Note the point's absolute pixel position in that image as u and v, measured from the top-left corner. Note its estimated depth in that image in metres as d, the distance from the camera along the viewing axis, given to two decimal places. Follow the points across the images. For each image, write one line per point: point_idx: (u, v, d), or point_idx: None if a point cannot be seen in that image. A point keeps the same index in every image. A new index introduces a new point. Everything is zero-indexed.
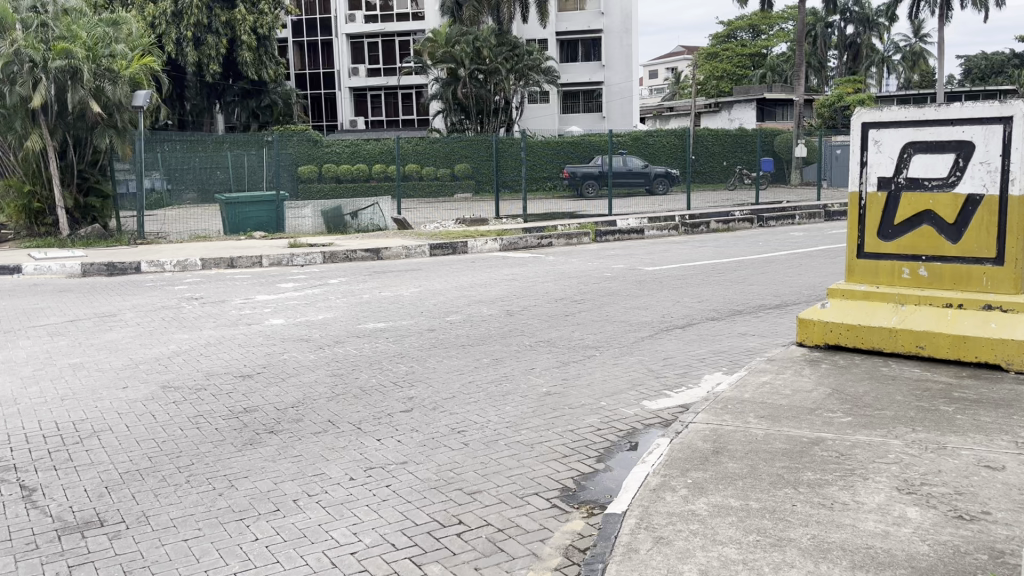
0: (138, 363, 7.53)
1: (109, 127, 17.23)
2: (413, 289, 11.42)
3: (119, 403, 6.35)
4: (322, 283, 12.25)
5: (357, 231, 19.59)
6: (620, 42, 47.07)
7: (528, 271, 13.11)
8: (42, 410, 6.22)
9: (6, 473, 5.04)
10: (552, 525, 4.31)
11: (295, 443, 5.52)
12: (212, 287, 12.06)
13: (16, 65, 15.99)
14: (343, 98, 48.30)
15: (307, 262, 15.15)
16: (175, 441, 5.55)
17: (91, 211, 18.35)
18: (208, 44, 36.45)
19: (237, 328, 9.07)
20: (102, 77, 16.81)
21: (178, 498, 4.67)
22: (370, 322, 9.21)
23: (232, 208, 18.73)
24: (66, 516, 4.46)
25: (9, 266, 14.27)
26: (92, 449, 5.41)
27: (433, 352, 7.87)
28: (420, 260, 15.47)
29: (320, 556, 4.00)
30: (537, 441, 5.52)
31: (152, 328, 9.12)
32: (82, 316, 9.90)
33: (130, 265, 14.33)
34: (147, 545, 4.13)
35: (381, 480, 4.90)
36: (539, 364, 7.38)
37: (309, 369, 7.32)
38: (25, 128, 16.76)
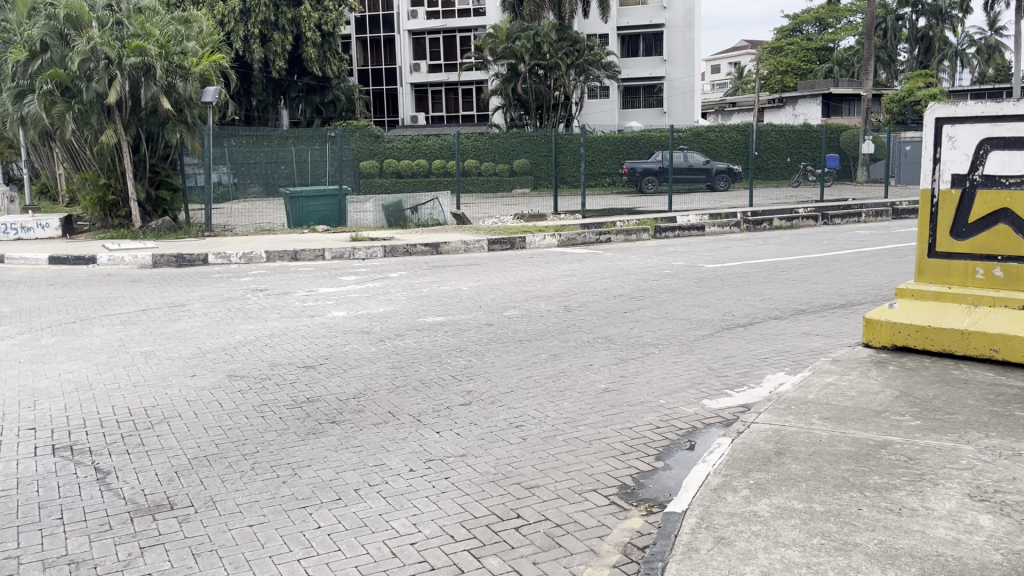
0: (205, 352, 7.74)
1: (179, 122, 17.74)
2: (472, 284, 11.50)
3: (188, 391, 6.54)
4: (383, 277, 12.39)
5: (416, 225, 19.80)
6: (683, 36, 46.56)
7: (587, 266, 13.06)
8: (115, 395, 6.45)
9: (81, 456, 5.23)
10: (610, 522, 4.29)
11: (357, 433, 5.61)
12: (276, 279, 12.33)
13: (92, 62, 16.52)
14: (405, 94, 48.65)
15: (369, 256, 15.36)
16: (241, 429, 5.69)
17: (162, 203, 19.03)
18: (274, 41, 37.14)
19: (300, 320, 9.24)
20: (174, 74, 17.28)
21: (244, 484, 4.79)
22: (429, 316, 9.29)
23: (296, 202, 19.08)
24: (138, 498, 4.61)
25: (85, 257, 14.82)
26: (162, 434, 5.58)
27: (491, 346, 7.91)
28: (478, 255, 15.55)
29: (381, 545, 4.06)
30: (596, 437, 5.50)
31: (219, 318, 9.35)
32: (153, 305, 10.21)
33: (198, 257, 14.71)
34: (214, 529, 4.24)
35: (441, 472, 4.95)
36: (597, 360, 7.36)
37: (370, 361, 7.42)
38: (101, 123, 17.21)
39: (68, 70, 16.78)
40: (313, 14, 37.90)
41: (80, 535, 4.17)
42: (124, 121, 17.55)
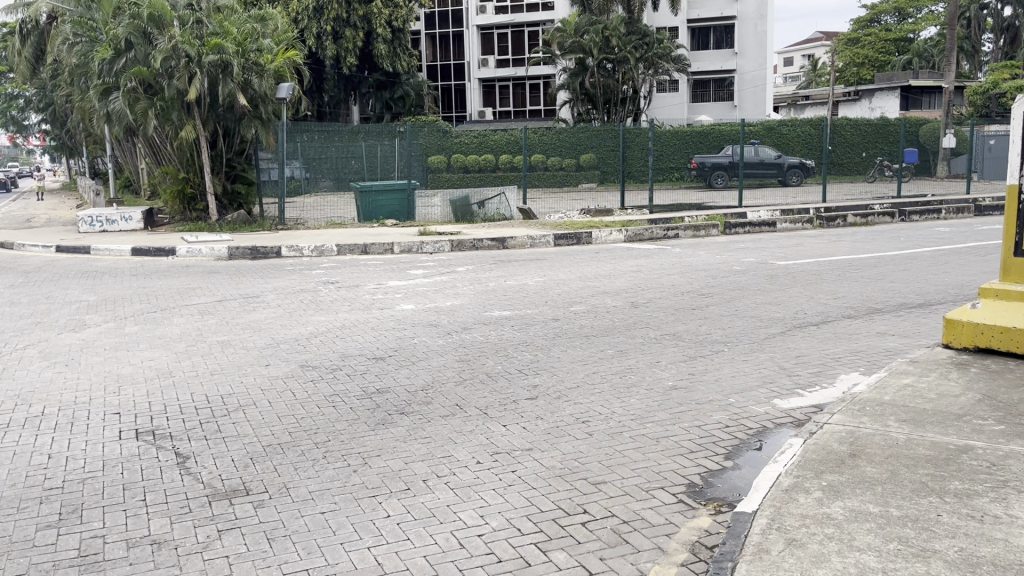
0: (278, 343, 7.92)
1: (254, 118, 18.11)
2: (538, 279, 11.51)
3: (262, 379, 6.73)
4: (450, 271, 12.50)
5: (483, 220, 19.94)
6: (755, 28, 45.65)
7: (654, 262, 12.94)
8: (195, 382, 6.67)
9: (162, 440, 5.42)
10: (677, 520, 4.25)
11: (425, 425, 5.68)
12: (346, 272, 12.54)
13: (174, 60, 17.10)
14: (473, 89, 48.89)
15: (436, 250, 15.51)
16: (313, 418, 5.82)
17: (237, 197, 19.57)
18: (345, 37, 37.74)
19: (369, 312, 9.39)
20: (250, 71, 17.69)
21: (316, 472, 4.90)
22: (496, 310, 9.35)
23: (367, 196, 19.49)
24: (216, 483, 4.76)
25: (165, 248, 15.34)
26: (238, 421, 5.75)
27: (557, 341, 7.91)
28: (545, 250, 15.55)
29: (448, 536, 4.10)
30: (664, 435, 5.46)
31: (292, 310, 9.58)
32: (229, 296, 10.50)
33: (271, 250, 15.07)
34: (287, 515, 4.35)
35: (508, 465, 4.97)
36: (665, 357, 7.29)
37: (438, 354, 7.50)
38: (182, 119, 17.81)
39: (151, 68, 17.39)
40: (384, 11, 38.37)
41: (161, 517, 4.33)
42: (203, 117, 18.07)
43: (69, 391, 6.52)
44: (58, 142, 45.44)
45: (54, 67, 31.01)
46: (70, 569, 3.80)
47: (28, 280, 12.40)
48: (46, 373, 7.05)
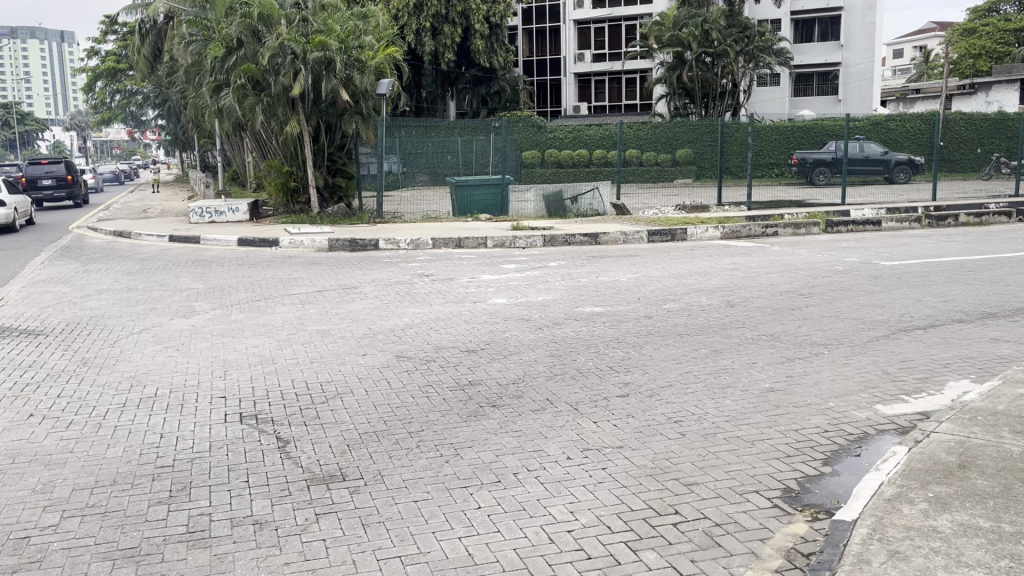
0: (375, 333, 8.11)
1: (355, 113, 18.61)
2: (631, 275, 11.40)
3: (360, 368, 6.92)
4: (543, 266, 12.50)
5: (576, 215, 19.84)
6: (863, 19, 44.12)
7: (751, 260, 12.65)
8: (295, 369, 6.92)
9: (265, 424, 5.64)
10: (772, 525, 4.15)
11: (516, 418, 5.72)
12: (441, 266, 12.72)
13: (281, 57, 17.65)
14: (568, 84, 48.83)
15: (528, 245, 15.54)
16: (407, 408, 5.94)
17: (337, 190, 20.22)
18: (444, 33, 38.19)
19: (463, 305, 9.50)
20: (353, 67, 18.11)
21: (410, 461, 5.00)
22: (588, 306, 9.32)
23: (462, 190, 19.47)
24: (314, 468, 4.91)
25: (269, 239, 15.90)
26: (336, 409, 5.93)
27: (650, 339, 7.83)
28: (637, 246, 15.38)
29: (538, 531, 4.12)
30: (759, 438, 5.34)
31: (388, 301, 9.78)
32: (328, 287, 10.82)
33: (369, 242, 15.41)
34: (382, 502, 4.46)
35: (598, 462, 4.95)
36: (762, 358, 7.12)
37: (529, 348, 7.53)
38: (287, 115, 18.40)
39: (259, 66, 18.06)
40: (482, 6, 38.72)
41: (263, 498, 4.51)
42: (306, 112, 18.63)
43: (179, 373, 6.86)
44: (171, 137, 47.69)
45: (171, 65, 32.51)
46: (179, 544, 4.00)
47: (143, 268, 13.06)
48: (159, 356, 7.42)
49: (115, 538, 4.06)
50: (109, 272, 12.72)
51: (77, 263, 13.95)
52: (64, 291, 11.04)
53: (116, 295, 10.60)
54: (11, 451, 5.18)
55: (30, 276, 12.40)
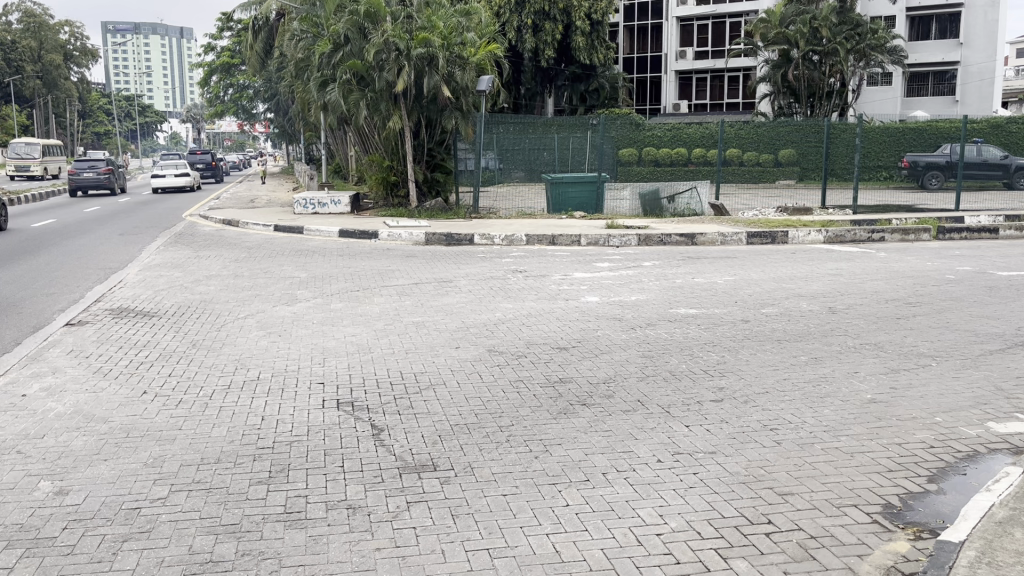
0: (468, 327, 8.20)
1: (455, 109, 18.80)
2: (728, 278, 11.17)
3: (452, 361, 7.01)
4: (637, 265, 12.41)
5: (673, 214, 19.64)
6: (985, 17, 41.82)
7: (856, 266, 12.21)
8: (391, 359, 7.07)
9: (361, 412, 5.78)
10: (871, 542, 3.99)
11: (606, 418, 5.69)
12: (534, 262, 12.77)
13: (385, 53, 17.98)
14: (669, 82, 48.05)
15: (623, 244, 15.40)
16: (498, 402, 5.98)
17: (436, 185, 20.47)
18: (545, 30, 38.29)
19: (555, 302, 9.51)
20: (454, 63, 18.33)
21: (500, 455, 5.04)
22: (683, 308, 9.17)
23: (558, 188, 19.52)
24: (406, 457, 5.01)
25: (369, 231, 16.29)
26: (429, 400, 6.02)
27: (746, 344, 7.65)
28: (736, 247, 15.09)
29: (626, 532, 4.09)
30: (859, 450, 5.15)
31: (482, 295, 9.88)
32: (424, 280, 10.99)
33: (465, 237, 15.54)
34: (471, 494, 4.51)
35: (689, 467, 4.88)
36: (864, 368, 6.86)
37: (621, 348, 7.48)
38: (389, 110, 18.79)
39: (365, 62, 18.45)
40: (584, 3, 38.66)
41: (356, 484, 4.62)
42: (408, 108, 18.96)
43: (281, 359, 7.11)
44: (280, 130, 49.43)
45: (281, 61, 33.73)
46: (277, 523, 4.15)
47: (250, 256, 13.59)
48: (262, 341, 7.71)
49: (218, 514, 4.23)
50: (219, 258, 13.32)
51: (189, 249, 14.63)
52: (177, 275, 11.60)
53: (225, 281, 11.07)
54: (127, 426, 5.48)
55: (148, 260, 13.09)
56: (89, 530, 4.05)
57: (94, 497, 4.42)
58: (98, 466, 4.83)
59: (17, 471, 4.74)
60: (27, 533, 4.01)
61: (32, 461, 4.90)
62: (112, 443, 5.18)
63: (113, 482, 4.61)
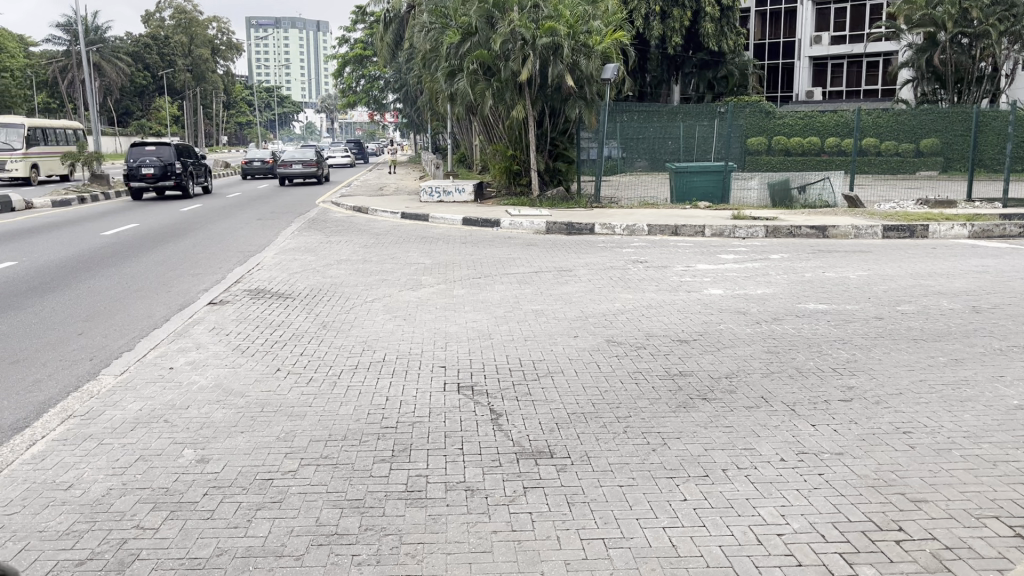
0: (588, 317, 8.19)
1: (579, 98, 18.63)
2: (861, 273, 10.68)
3: (571, 349, 7.02)
4: (763, 258, 12.05)
5: (804, 205, 18.97)
6: None
7: (1004, 264, 11.39)
8: (510, 346, 7.14)
9: (480, 395, 5.89)
10: (1013, 556, 3.74)
11: (728, 414, 5.57)
12: (657, 253, 12.59)
13: (511, 43, 18.09)
14: (802, 68, 46.29)
15: (749, 236, 14.99)
16: (616, 393, 5.96)
17: (558, 174, 20.39)
18: (673, 17, 37.54)
19: (676, 294, 9.36)
20: (580, 52, 18.23)
21: (616, 445, 5.02)
22: (811, 303, 8.84)
23: (681, 176, 19.18)
24: (523, 442, 5.07)
25: (491, 220, 16.49)
26: (546, 387, 6.07)
27: (879, 342, 7.30)
28: (871, 242, 14.40)
29: (745, 530, 4.00)
30: (1003, 459, 4.83)
31: (602, 286, 9.83)
32: (545, 269, 11.04)
33: (585, 226, 15.49)
34: (587, 483, 4.51)
35: (814, 467, 4.71)
36: (1010, 372, 6.41)
37: (744, 343, 7.29)
38: (513, 99, 18.88)
39: (491, 51, 18.57)
40: None
41: (475, 467, 4.70)
42: (532, 97, 18.99)
43: (406, 342, 7.31)
44: (408, 120, 50.59)
45: (410, 53, 34.70)
46: (398, 501, 4.28)
47: (378, 242, 14.02)
48: (388, 324, 7.96)
49: (344, 489, 4.41)
50: (348, 243, 13.81)
51: (321, 234, 15.28)
52: (309, 259, 12.10)
53: (354, 265, 11.47)
54: (261, 401, 5.78)
55: (283, 244, 13.76)
56: (227, 496, 4.31)
57: (232, 466, 4.69)
58: (236, 437, 5.12)
59: (165, 438, 5.09)
60: (173, 497, 4.30)
61: (177, 430, 5.25)
62: (249, 417, 5.48)
63: (249, 453, 4.88)
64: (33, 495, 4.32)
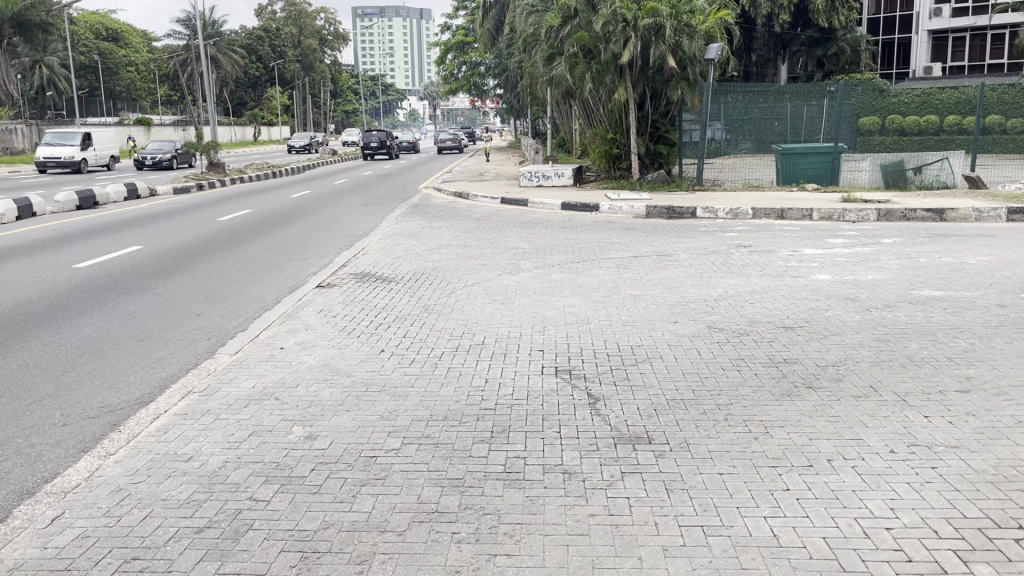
0: (688, 302, 8.07)
1: (682, 80, 18.16)
2: (981, 258, 10.11)
3: (670, 335, 6.95)
4: (874, 242, 11.57)
5: (919, 187, 18.08)
6: None
7: None
8: (608, 331, 7.12)
9: (578, 380, 5.91)
10: None
11: (835, 403, 5.40)
12: (761, 237, 12.29)
13: (612, 25, 17.77)
14: (920, 43, 44.00)
15: (860, 219, 14.42)
16: (717, 379, 5.88)
17: (658, 157, 20.15)
18: None
19: (781, 279, 9.10)
20: (682, 32, 17.78)
21: (716, 433, 4.95)
22: (925, 289, 8.43)
23: (787, 159, 18.58)
24: (621, 428, 5.06)
25: (590, 205, 16.43)
26: (645, 372, 6.04)
27: (1001, 331, 6.90)
28: (991, 225, 13.61)
29: (852, 523, 3.88)
30: None
31: (703, 270, 9.68)
32: (644, 253, 10.92)
33: (687, 210, 15.27)
34: (687, 470, 4.47)
35: (928, 461, 4.52)
36: None
37: (854, 330, 7.04)
38: (614, 83, 18.51)
39: (592, 34, 18.47)
40: None
41: (573, 450, 4.73)
42: (634, 79, 18.56)
43: (504, 325, 7.40)
44: (509, 105, 50.68)
45: (510, 38, 34.76)
46: (497, 481, 4.36)
47: (478, 227, 14.19)
48: (488, 308, 8.06)
49: (444, 467, 4.52)
50: (450, 228, 14.05)
51: (424, 219, 15.58)
52: (412, 243, 12.37)
53: (455, 250, 11.66)
54: (366, 380, 5.98)
55: (387, 229, 14.14)
56: (332, 473, 4.48)
57: (337, 443, 4.86)
58: (341, 415, 5.30)
59: (275, 415, 5.32)
60: (282, 471, 4.50)
61: (287, 407, 5.48)
62: (353, 396, 5.67)
63: (353, 431, 5.05)
64: (157, 466, 4.60)
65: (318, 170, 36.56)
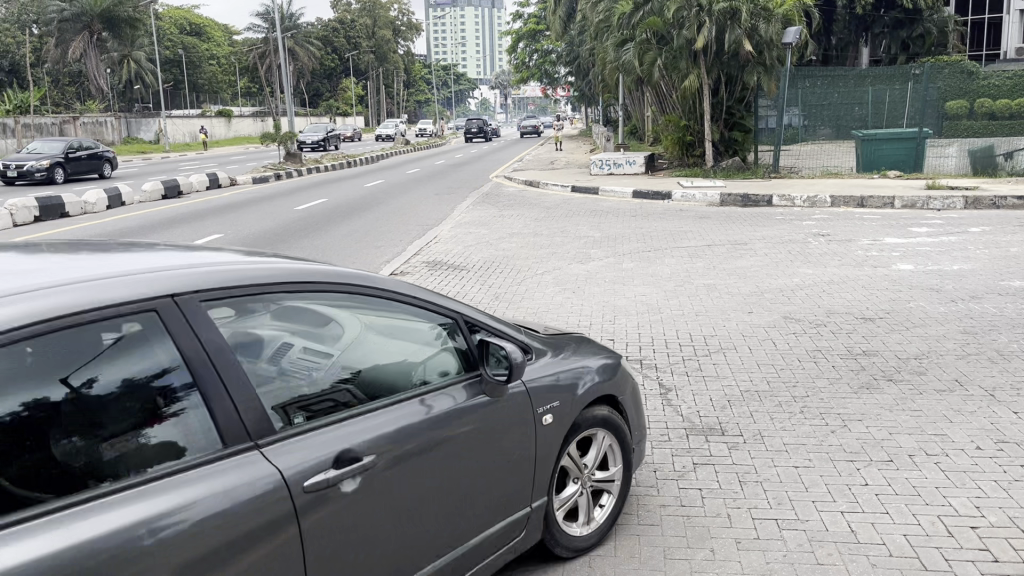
0: (763, 292, 7.93)
1: (758, 65, 17.73)
2: None
3: (745, 326, 6.83)
4: (961, 231, 11.14)
5: (1011, 172, 17.28)
6: None
7: None
8: (681, 321, 7.05)
9: (650, 369, 5.88)
10: None
11: (916, 397, 5.23)
12: (840, 225, 11.98)
13: (686, 10, 17.56)
14: (1012, 23, 42.10)
15: (946, 207, 13.90)
16: (792, 371, 5.76)
17: (733, 144, 19.78)
18: None
19: (862, 270, 8.84)
20: (759, 16, 17.43)
21: (792, 425, 4.85)
22: (1015, 280, 8.09)
23: (869, 145, 18.01)
24: (693, 418, 5.01)
25: (662, 193, 16.26)
26: (719, 363, 5.96)
27: None
28: None
29: (934, 520, 3.76)
30: None
31: (779, 260, 9.48)
32: (718, 242, 10.74)
33: (763, 198, 14.94)
34: (761, 462, 4.40)
35: (1016, 458, 4.35)
36: None
37: (937, 322, 6.80)
38: (688, 67, 18.18)
39: (664, 19, 18.20)
40: None
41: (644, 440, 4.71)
42: (708, 66, 18.21)
43: (575, 314, 7.39)
44: (580, 93, 50.39)
45: (583, 25, 34.44)
46: None
47: (550, 215, 14.16)
48: (559, 297, 8.06)
49: None
50: (521, 217, 14.08)
51: (495, 208, 15.64)
52: (483, 232, 12.42)
53: (525, 238, 11.68)
54: None
55: (460, 217, 14.26)
56: None
57: None
58: None
59: None
60: None
61: None
62: None
63: None
64: None
65: (391, 159, 37.00)
